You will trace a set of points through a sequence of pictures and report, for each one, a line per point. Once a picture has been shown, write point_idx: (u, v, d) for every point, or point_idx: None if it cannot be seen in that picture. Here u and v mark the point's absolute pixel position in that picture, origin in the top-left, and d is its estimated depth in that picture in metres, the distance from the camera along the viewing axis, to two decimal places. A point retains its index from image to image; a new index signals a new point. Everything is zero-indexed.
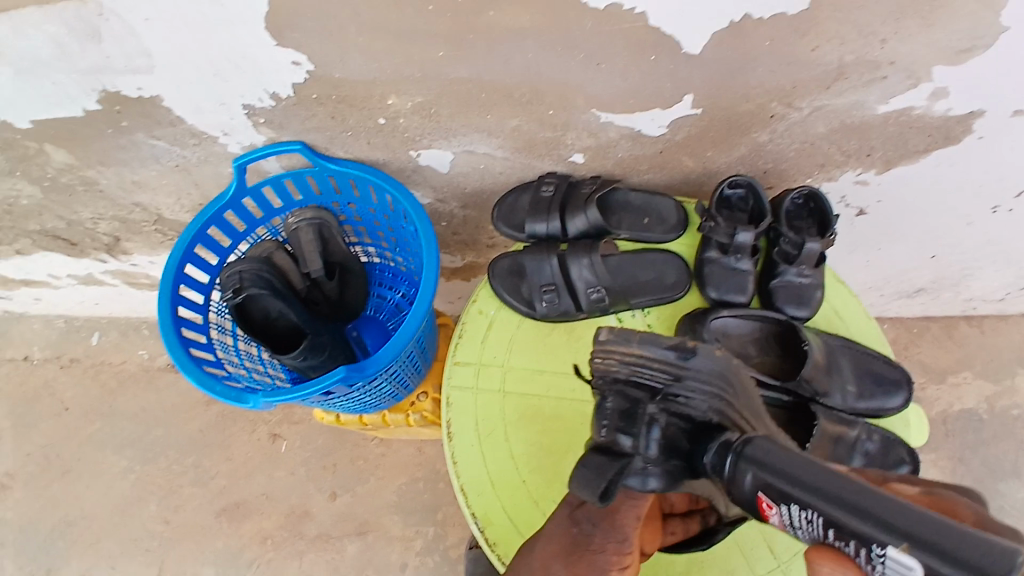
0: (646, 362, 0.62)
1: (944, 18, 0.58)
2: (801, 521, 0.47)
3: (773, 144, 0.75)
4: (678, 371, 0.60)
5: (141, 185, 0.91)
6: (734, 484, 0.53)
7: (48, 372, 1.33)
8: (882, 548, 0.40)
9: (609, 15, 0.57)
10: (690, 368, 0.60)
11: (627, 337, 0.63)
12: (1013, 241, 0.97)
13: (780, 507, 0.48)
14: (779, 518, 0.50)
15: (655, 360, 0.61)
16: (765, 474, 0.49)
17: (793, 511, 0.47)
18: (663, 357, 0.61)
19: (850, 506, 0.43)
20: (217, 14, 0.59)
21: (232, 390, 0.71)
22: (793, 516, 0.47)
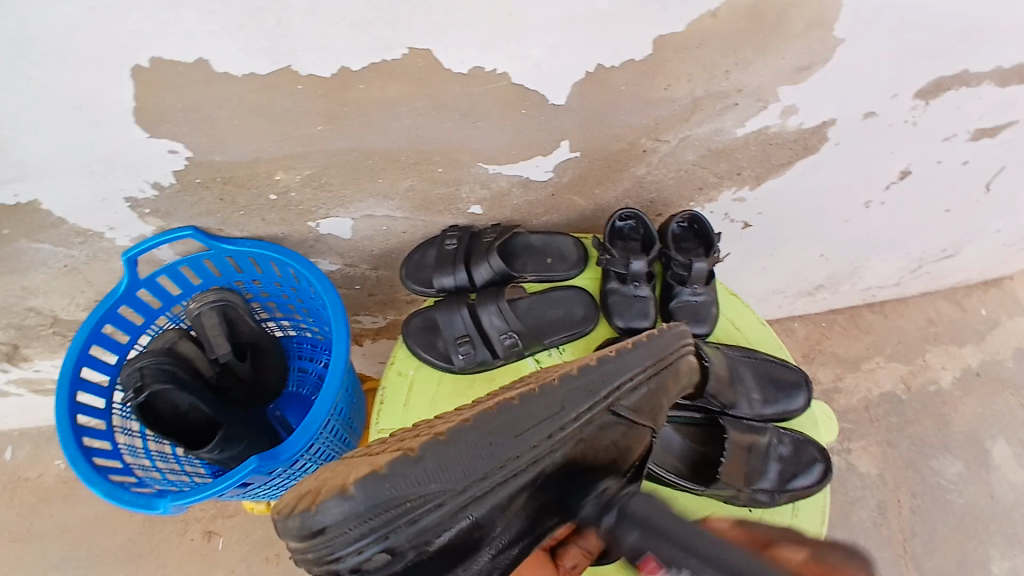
0: (309, 561, 0.49)
1: (774, 46, 0.65)
2: None
3: (652, 175, 0.81)
4: (331, 548, 0.47)
5: (30, 290, 0.87)
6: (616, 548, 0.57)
7: None
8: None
9: (474, 78, 0.61)
10: (336, 527, 0.46)
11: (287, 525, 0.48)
12: (889, 232, 1.07)
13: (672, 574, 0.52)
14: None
15: (321, 546, 0.47)
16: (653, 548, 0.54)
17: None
18: (304, 547, 0.48)
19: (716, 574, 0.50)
20: (82, 115, 0.58)
21: (142, 495, 0.68)
22: None
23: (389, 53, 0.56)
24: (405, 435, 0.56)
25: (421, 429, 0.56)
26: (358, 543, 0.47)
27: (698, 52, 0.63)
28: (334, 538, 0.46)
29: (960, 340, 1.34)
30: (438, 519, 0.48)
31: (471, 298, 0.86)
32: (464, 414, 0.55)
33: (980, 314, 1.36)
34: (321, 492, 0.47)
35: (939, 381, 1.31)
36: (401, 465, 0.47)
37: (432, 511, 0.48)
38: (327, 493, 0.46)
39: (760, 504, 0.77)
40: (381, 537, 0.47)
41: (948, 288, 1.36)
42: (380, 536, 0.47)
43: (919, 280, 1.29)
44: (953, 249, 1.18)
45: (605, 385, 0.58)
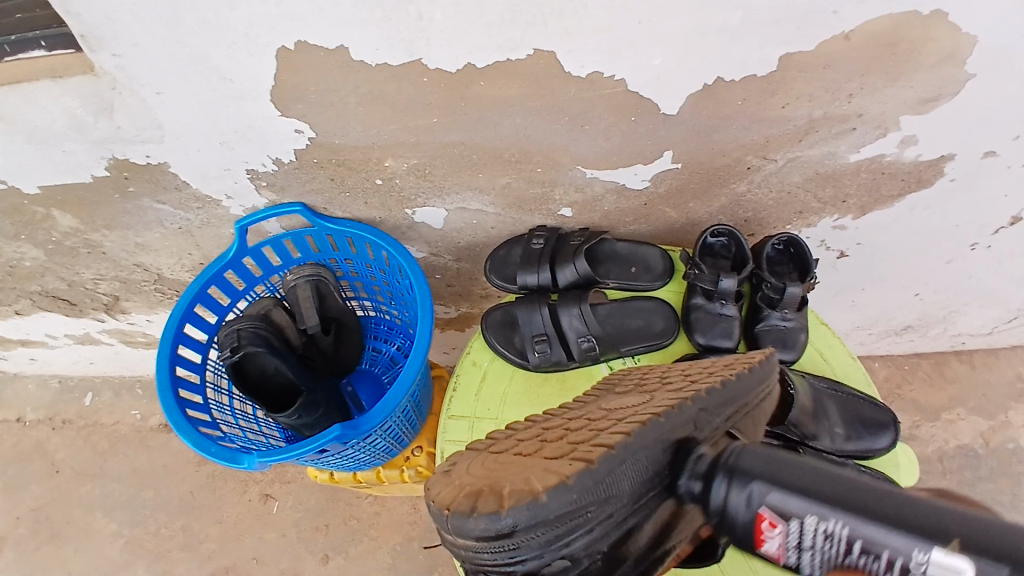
0: (477, 558, 0.44)
1: (904, 74, 0.63)
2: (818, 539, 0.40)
3: (750, 194, 0.79)
4: (513, 551, 0.42)
5: (143, 247, 0.94)
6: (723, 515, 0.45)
7: (37, 432, 1.33)
8: (924, 552, 0.36)
9: (590, 83, 0.62)
10: (524, 531, 0.41)
11: (460, 526, 0.42)
12: (994, 278, 1.00)
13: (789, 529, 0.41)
14: (779, 542, 0.42)
15: (500, 548, 0.42)
16: (776, 496, 0.42)
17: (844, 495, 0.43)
18: (482, 547, 0.43)
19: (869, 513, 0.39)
20: (225, 88, 0.63)
21: (227, 449, 0.72)
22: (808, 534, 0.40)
23: (514, 53, 0.58)
24: (543, 435, 0.52)
25: (569, 427, 0.51)
26: (541, 549, 0.43)
27: (823, 73, 0.62)
28: (519, 541, 0.42)
29: None
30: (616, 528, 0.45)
31: (553, 298, 0.87)
32: (601, 419, 0.51)
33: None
34: (506, 495, 0.42)
35: (1019, 442, 1.22)
36: (587, 474, 0.42)
37: (610, 521, 0.44)
38: (513, 497, 0.41)
39: None
40: (560, 542, 0.43)
41: None
42: (566, 542, 0.43)
43: (1019, 333, 1.21)
44: None
45: (745, 397, 0.55)
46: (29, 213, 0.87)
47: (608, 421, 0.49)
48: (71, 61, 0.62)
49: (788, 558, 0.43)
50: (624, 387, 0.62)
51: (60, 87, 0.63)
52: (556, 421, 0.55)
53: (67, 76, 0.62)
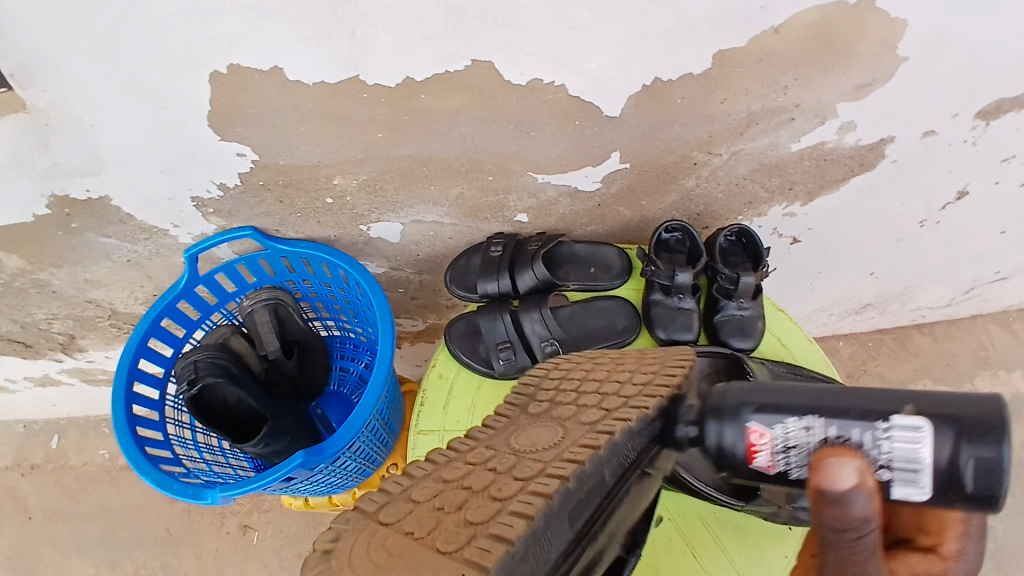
0: None
1: (836, 63, 0.65)
2: (799, 434, 0.47)
3: (700, 189, 0.81)
4: None
5: (94, 282, 0.91)
6: (720, 450, 0.51)
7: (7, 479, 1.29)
8: (885, 423, 0.44)
9: (533, 90, 0.62)
10: None
11: None
12: (942, 252, 1.04)
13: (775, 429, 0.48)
14: (768, 450, 0.49)
15: None
16: (763, 413, 0.49)
17: (790, 428, 0.48)
18: None
19: (837, 411, 0.47)
20: (160, 115, 0.61)
21: (190, 486, 0.70)
22: (790, 432, 0.48)
23: (453, 65, 0.57)
24: (466, 481, 0.50)
25: (495, 471, 0.51)
26: None
27: (756, 68, 0.63)
28: None
29: (1014, 367, 1.29)
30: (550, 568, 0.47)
31: (514, 304, 0.87)
32: (521, 466, 0.50)
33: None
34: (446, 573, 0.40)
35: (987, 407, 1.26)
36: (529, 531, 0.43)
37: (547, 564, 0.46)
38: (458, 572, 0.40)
39: (800, 523, 0.73)
40: None
41: (1003, 313, 1.31)
42: None
43: (973, 303, 1.25)
44: (1011, 272, 1.14)
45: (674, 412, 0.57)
46: None
47: (524, 476, 0.49)
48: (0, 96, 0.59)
49: (777, 466, 0.49)
50: (543, 401, 0.61)
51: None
52: (477, 457, 0.53)
53: None
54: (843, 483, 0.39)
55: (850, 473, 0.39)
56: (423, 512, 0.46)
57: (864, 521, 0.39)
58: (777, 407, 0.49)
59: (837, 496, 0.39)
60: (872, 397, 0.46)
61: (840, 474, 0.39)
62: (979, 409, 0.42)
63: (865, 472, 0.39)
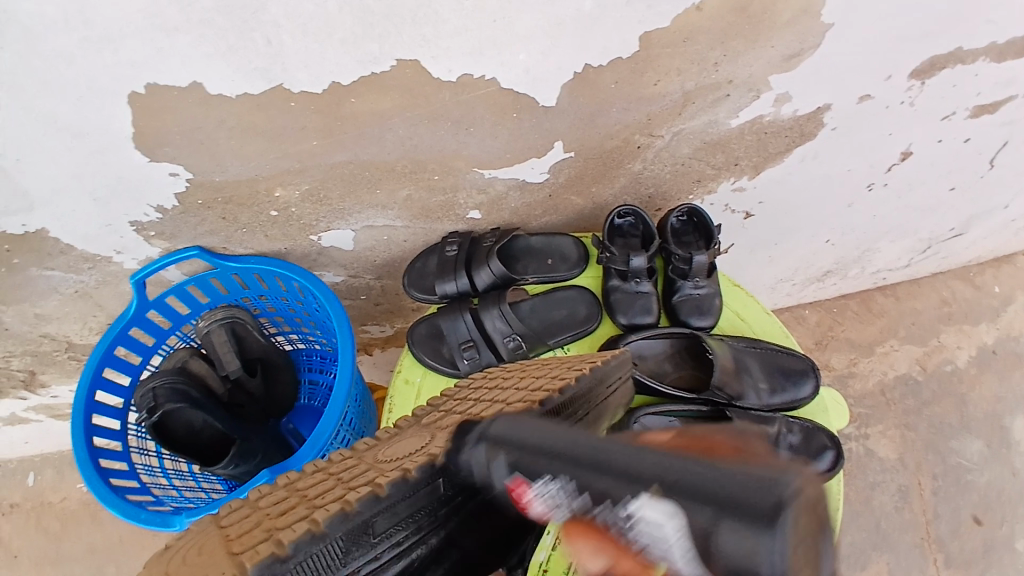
0: None
1: (763, 36, 0.66)
2: (555, 498, 0.40)
3: (648, 171, 0.81)
4: None
5: (45, 317, 0.89)
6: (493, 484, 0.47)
7: None
8: (628, 505, 0.35)
9: (463, 86, 0.61)
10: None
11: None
12: (894, 214, 1.06)
13: (538, 489, 0.41)
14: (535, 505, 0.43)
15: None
16: (521, 466, 0.43)
17: (541, 488, 0.41)
18: None
19: (586, 464, 0.38)
20: (84, 143, 0.59)
21: (158, 514, 0.69)
22: (551, 495, 0.40)
23: (377, 66, 0.56)
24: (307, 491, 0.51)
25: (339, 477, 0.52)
26: None
27: (684, 47, 0.64)
28: None
29: (977, 319, 1.33)
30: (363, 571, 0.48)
31: (473, 302, 0.86)
32: (366, 473, 0.51)
33: (995, 291, 1.35)
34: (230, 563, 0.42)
35: (953, 361, 1.29)
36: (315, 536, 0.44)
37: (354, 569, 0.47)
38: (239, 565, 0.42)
39: None
40: None
41: (963, 267, 1.34)
42: None
43: (932, 260, 1.28)
44: (964, 227, 1.17)
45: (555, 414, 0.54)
46: None
47: (365, 478, 0.50)
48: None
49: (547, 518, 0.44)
50: (439, 412, 0.62)
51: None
52: (339, 467, 0.55)
53: None
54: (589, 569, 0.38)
55: (594, 560, 0.38)
56: (251, 517, 0.48)
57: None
58: (535, 455, 0.42)
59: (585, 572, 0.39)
60: (646, 457, 0.36)
61: (586, 558, 0.38)
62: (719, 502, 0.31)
63: (600, 555, 0.38)
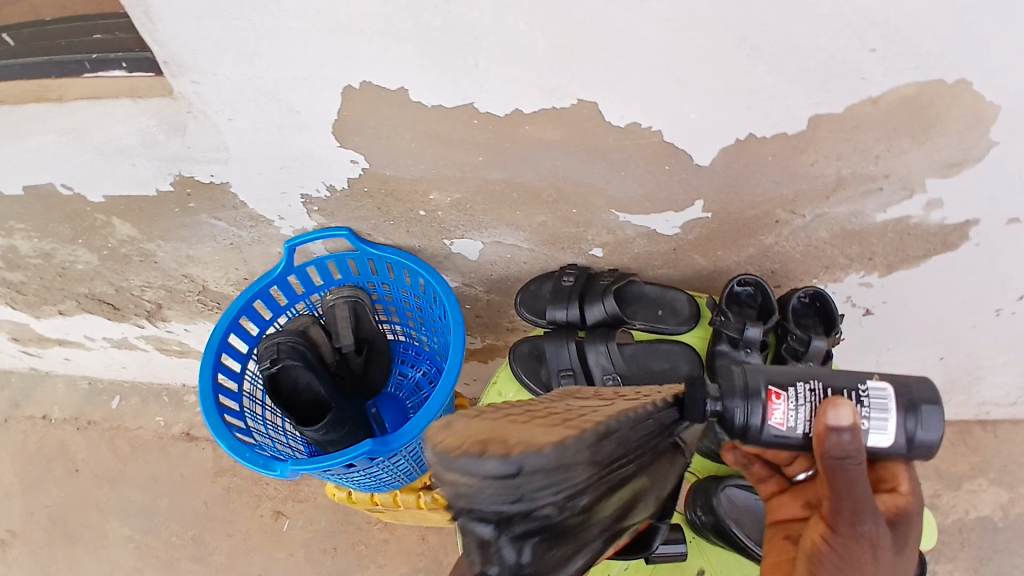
0: (479, 498, 0.42)
1: (930, 140, 0.65)
2: (807, 396, 0.52)
3: (778, 247, 0.82)
4: (516, 495, 0.42)
5: (194, 259, 1.00)
6: (749, 426, 0.52)
7: (61, 431, 1.43)
8: (865, 383, 0.52)
9: (629, 132, 0.65)
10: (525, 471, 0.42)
11: (450, 458, 0.42)
12: (1020, 348, 1.00)
13: (788, 392, 0.52)
14: (784, 409, 0.52)
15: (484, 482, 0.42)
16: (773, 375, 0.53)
17: (799, 390, 0.52)
18: (487, 487, 0.42)
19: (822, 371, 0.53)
20: (292, 120, 0.68)
21: (260, 457, 0.75)
22: (801, 396, 0.52)
23: (560, 101, 0.62)
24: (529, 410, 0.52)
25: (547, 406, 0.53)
26: (539, 493, 0.44)
27: (851, 134, 0.65)
28: (523, 483, 0.42)
29: None
30: (595, 495, 0.48)
31: (580, 334, 0.89)
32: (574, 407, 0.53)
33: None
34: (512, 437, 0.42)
35: None
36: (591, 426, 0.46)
37: (595, 483, 0.48)
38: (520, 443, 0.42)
39: None
40: (558, 491, 0.44)
41: None
42: (557, 492, 0.44)
43: None
44: None
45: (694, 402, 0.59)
46: (90, 220, 0.93)
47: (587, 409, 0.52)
48: (150, 82, 0.69)
49: (790, 423, 0.52)
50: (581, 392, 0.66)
51: (139, 106, 0.70)
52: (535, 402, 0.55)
53: (145, 97, 0.69)
54: (841, 420, 0.46)
55: (847, 413, 0.47)
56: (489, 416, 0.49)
57: (856, 447, 0.46)
58: (785, 371, 0.54)
59: (837, 431, 0.46)
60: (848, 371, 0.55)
61: (841, 411, 0.47)
62: (922, 386, 0.52)
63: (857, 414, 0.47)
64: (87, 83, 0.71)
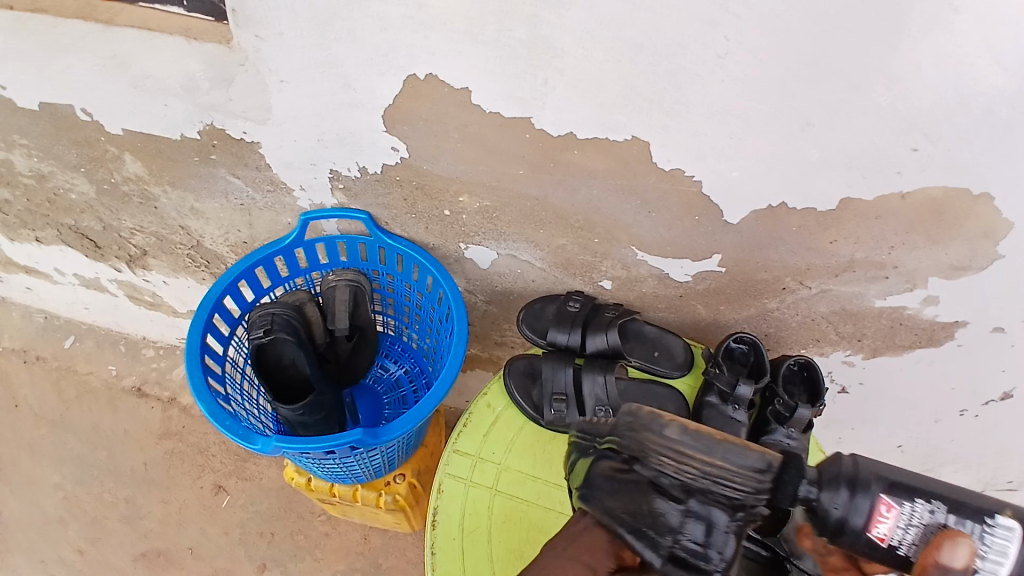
0: (735, 484, 0.53)
1: (943, 241, 0.69)
2: (923, 514, 0.53)
3: (779, 312, 0.84)
4: (758, 491, 0.54)
5: (197, 213, 0.97)
6: (844, 521, 0.54)
7: (8, 362, 1.39)
8: (992, 520, 0.51)
9: (671, 177, 0.67)
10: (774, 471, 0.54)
11: (710, 445, 0.54)
12: (974, 451, 1.05)
13: (902, 503, 0.53)
14: (891, 523, 0.53)
15: (739, 474, 0.53)
16: (894, 484, 0.54)
17: (915, 507, 0.53)
18: (740, 475, 0.53)
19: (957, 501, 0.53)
20: (345, 95, 0.69)
21: (240, 427, 0.73)
22: (914, 511, 0.53)
23: (614, 134, 0.64)
24: None
25: None
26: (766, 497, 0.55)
27: (873, 222, 0.68)
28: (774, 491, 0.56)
29: None
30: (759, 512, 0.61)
31: (577, 361, 0.90)
32: None
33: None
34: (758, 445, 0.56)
35: None
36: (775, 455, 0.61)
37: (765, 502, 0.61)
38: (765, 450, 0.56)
39: None
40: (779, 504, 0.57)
41: None
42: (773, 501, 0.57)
43: None
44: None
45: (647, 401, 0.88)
46: (100, 151, 0.90)
47: None
48: (207, 28, 0.70)
49: (892, 539, 0.53)
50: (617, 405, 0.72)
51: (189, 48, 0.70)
52: None
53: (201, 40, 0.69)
54: (955, 562, 0.47)
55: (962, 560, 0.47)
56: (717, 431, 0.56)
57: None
58: (906, 485, 0.54)
59: (949, 571, 0.47)
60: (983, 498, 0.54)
61: (958, 555, 0.47)
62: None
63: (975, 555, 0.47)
64: (142, 15, 0.72)
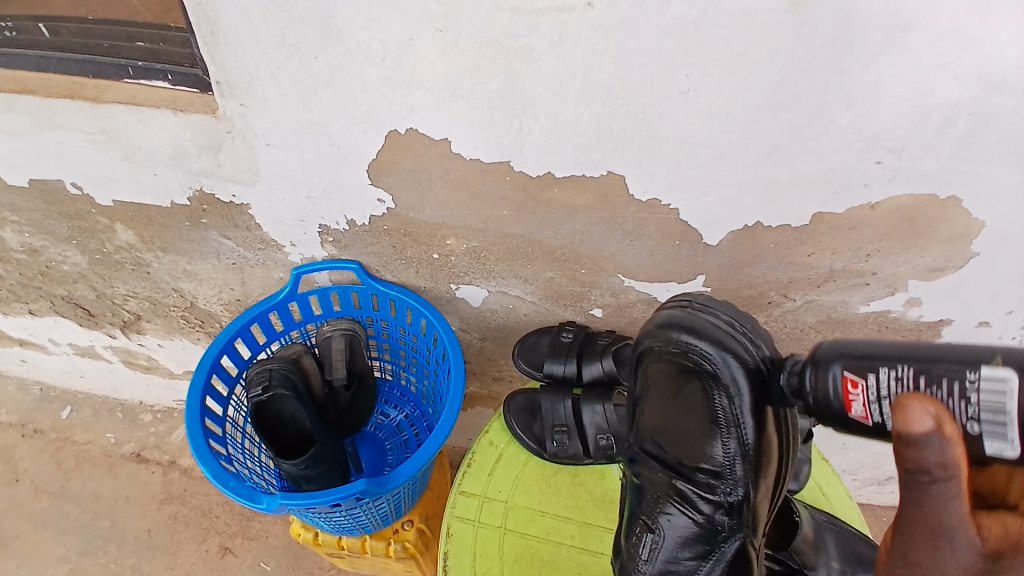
0: None
1: (918, 246, 0.72)
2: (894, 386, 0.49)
3: (768, 326, 0.86)
4: None
5: (189, 274, 0.98)
6: (818, 392, 0.54)
7: (8, 436, 1.37)
8: (976, 373, 0.45)
9: (649, 206, 0.70)
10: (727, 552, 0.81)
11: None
12: None
13: (867, 379, 0.50)
14: (863, 400, 0.51)
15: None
16: (855, 362, 0.52)
17: (881, 376, 0.50)
18: None
19: (928, 358, 0.48)
20: (330, 152, 0.71)
21: (245, 487, 0.73)
22: (884, 385, 0.49)
23: (591, 171, 0.67)
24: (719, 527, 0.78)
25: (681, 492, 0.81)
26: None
27: (848, 233, 0.71)
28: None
29: None
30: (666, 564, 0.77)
31: (575, 391, 0.91)
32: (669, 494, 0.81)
33: None
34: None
35: None
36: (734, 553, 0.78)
37: None
38: None
39: None
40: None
41: None
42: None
43: None
44: None
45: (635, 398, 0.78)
46: (93, 222, 0.92)
47: None
48: (194, 98, 0.73)
49: (873, 415, 0.50)
50: None
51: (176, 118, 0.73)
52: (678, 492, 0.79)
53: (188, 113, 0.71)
54: (918, 426, 0.39)
55: (927, 416, 0.39)
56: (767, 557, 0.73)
57: (942, 465, 0.39)
58: (867, 358, 0.51)
59: (919, 434, 0.39)
60: (970, 349, 0.46)
61: (916, 415, 0.39)
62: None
63: (943, 416, 0.39)
64: (127, 87, 0.75)
